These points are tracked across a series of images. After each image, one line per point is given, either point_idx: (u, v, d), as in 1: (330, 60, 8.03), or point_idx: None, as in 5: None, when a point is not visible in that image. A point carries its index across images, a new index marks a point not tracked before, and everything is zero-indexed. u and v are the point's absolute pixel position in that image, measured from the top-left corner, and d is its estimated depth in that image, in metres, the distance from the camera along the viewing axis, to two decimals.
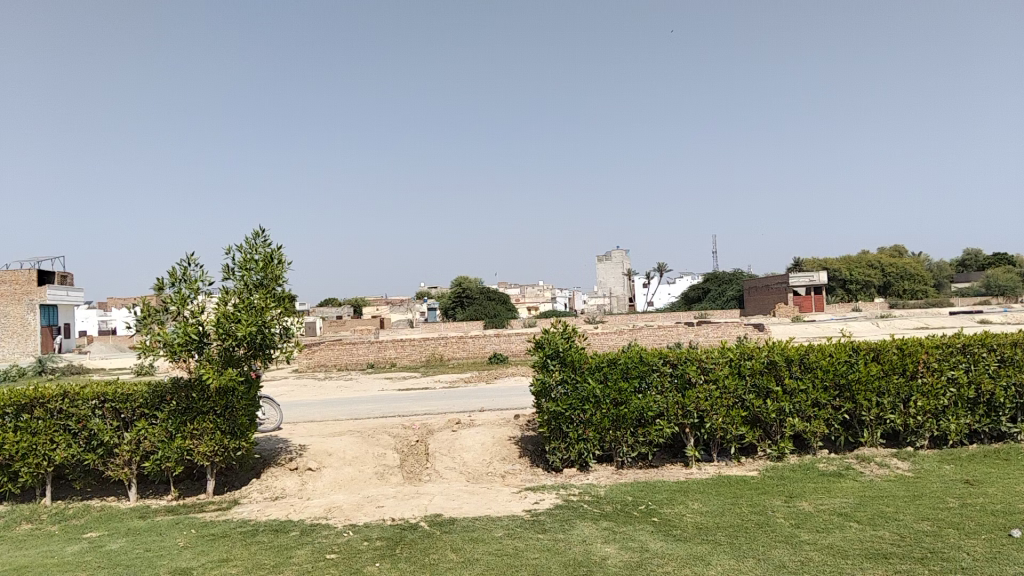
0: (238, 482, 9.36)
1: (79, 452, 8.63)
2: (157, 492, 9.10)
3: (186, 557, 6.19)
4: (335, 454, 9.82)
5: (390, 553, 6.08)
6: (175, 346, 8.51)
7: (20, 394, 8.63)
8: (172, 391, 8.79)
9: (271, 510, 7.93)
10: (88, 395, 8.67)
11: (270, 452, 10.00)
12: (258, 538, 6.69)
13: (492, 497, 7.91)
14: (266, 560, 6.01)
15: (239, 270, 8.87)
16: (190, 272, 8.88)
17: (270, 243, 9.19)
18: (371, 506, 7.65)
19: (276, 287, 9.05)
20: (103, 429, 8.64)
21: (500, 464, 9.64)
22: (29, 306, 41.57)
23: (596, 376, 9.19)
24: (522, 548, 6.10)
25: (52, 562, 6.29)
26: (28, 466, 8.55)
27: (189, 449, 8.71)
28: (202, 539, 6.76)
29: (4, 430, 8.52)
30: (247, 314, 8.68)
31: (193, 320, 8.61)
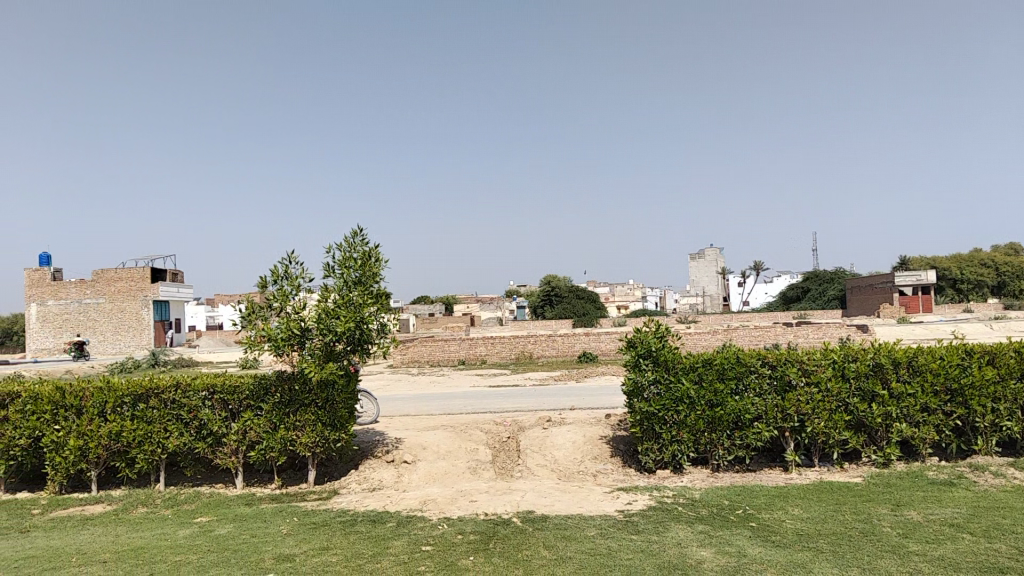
0: (337, 473, 9.65)
1: (190, 440, 9.07)
2: (261, 481, 9.47)
3: (289, 544, 6.42)
4: (429, 447, 9.99)
5: (484, 547, 6.14)
6: (279, 341, 8.84)
7: (136, 384, 9.13)
8: (276, 383, 9.14)
9: (368, 501, 8.12)
10: (198, 386, 9.10)
11: (367, 444, 10.27)
12: (356, 528, 6.87)
13: (584, 496, 7.88)
14: (363, 549, 6.16)
15: (339, 267, 9.13)
16: (292, 269, 9.20)
17: (368, 242, 9.42)
18: (465, 500, 7.74)
19: (374, 284, 9.25)
20: (212, 419, 9.04)
21: (592, 463, 9.59)
22: (144, 303, 43.97)
23: (691, 377, 9.02)
24: (616, 548, 6.04)
25: (166, 544, 6.63)
26: (144, 453, 9.05)
27: (292, 440, 9.03)
28: (304, 527, 6.99)
29: (122, 419, 9.02)
30: (346, 311, 8.93)
31: (295, 316, 8.94)
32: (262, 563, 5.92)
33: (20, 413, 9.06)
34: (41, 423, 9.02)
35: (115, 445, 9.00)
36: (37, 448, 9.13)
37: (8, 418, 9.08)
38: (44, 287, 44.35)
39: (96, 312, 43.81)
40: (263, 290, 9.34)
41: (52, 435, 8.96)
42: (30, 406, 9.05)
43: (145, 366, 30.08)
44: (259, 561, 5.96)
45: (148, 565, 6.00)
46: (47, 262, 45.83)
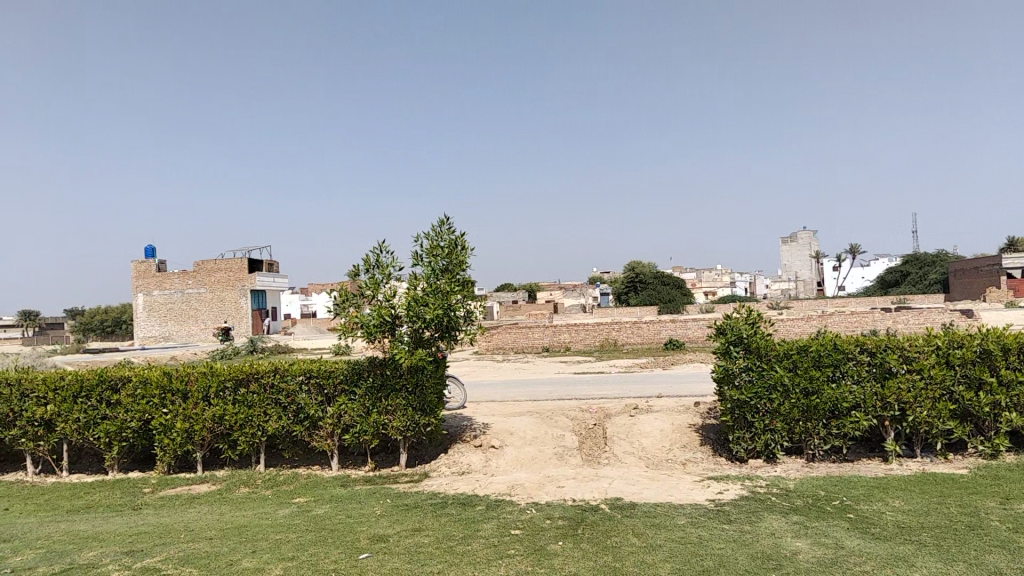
0: (427, 456, 9.85)
1: (288, 423, 9.42)
2: (356, 463, 9.75)
3: (383, 525, 6.60)
4: (516, 433, 10.06)
5: (573, 533, 6.16)
6: (371, 328, 9.08)
7: (237, 369, 9.53)
8: (369, 368, 9.38)
9: (458, 484, 8.27)
10: (295, 371, 9.43)
11: (456, 428, 10.43)
12: (447, 510, 7.00)
13: (673, 484, 7.80)
14: (454, 532, 6.27)
15: (427, 256, 9.29)
16: (382, 258, 9.42)
17: (454, 230, 9.54)
18: (553, 486, 7.78)
19: (461, 272, 9.36)
20: (309, 403, 9.36)
21: (681, 451, 9.47)
22: (242, 292, 45.65)
23: (785, 364, 8.79)
24: (707, 537, 5.96)
25: (267, 523, 6.91)
26: (246, 436, 9.44)
27: (384, 424, 9.26)
28: (398, 508, 7.17)
29: (224, 403, 9.43)
30: (435, 298, 9.08)
31: (387, 304, 9.15)
32: (357, 543, 6.10)
33: (131, 396, 9.59)
34: (150, 406, 9.53)
35: (218, 428, 9.43)
36: (147, 430, 9.65)
37: (120, 401, 9.62)
38: (150, 278, 46.71)
39: (198, 301, 45.87)
40: (356, 278, 9.60)
41: (160, 418, 9.45)
42: (140, 390, 9.56)
43: (246, 352, 31.33)
44: (354, 541, 6.14)
45: (252, 542, 6.27)
46: (152, 254, 48.22)
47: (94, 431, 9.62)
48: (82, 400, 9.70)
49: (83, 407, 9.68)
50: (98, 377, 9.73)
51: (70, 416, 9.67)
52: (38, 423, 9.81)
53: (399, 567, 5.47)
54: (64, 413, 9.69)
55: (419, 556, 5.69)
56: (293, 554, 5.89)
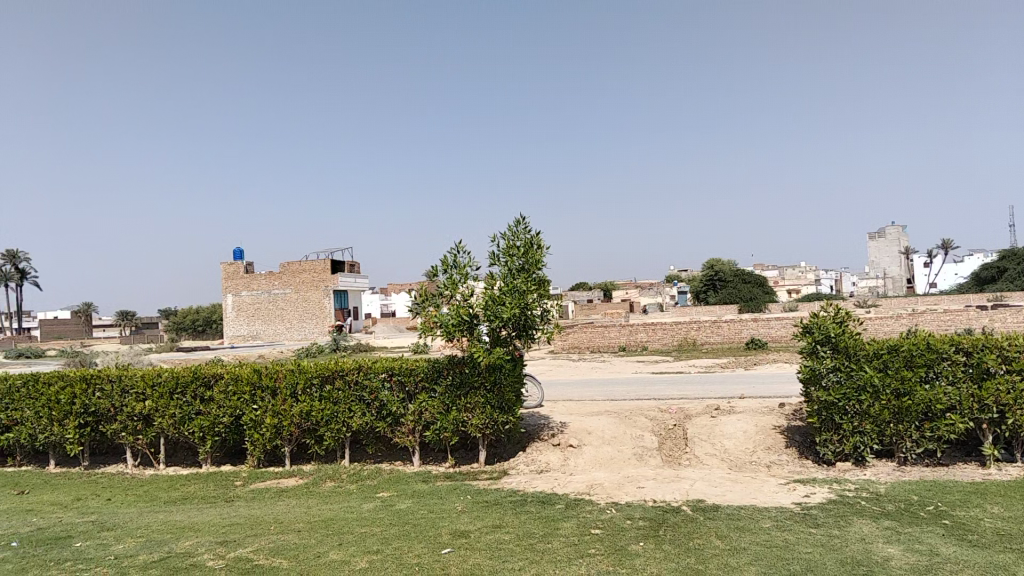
0: (506, 454, 9.92)
1: (371, 419, 9.64)
2: (436, 459, 9.89)
3: (464, 521, 6.68)
4: (594, 433, 10.02)
5: (654, 533, 6.11)
6: (450, 327, 9.21)
7: (323, 367, 9.81)
8: (448, 366, 9.51)
9: (537, 482, 8.31)
10: (378, 368, 9.65)
11: (534, 427, 10.46)
12: (527, 508, 7.04)
13: (757, 487, 7.65)
14: (535, 529, 6.30)
15: (503, 256, 9.35)
16: (460, 258, 9.53)
17: (531, 230, 9.57)
18: (633, 486, 7.73)
19: (537, 271, 9.37)
20: (391, 400, 9.57)
21: (764, 453, 9.26)
22: (325, 292, 46.79)
23: (875, 364, 8.52)
24: (793, 541, 5.81)
25: (352, 516, 7.09)
26: (331, 431, 9.70)
27: (464, 421, 9.36)
28: (478, 505, 7.25)
29: (311, 399, 9.72)
30: (512, 297, 9.13)
31: (465, 303, 9.26)
32: (439, 538, 6.20)
33: (223, 393, 9.98)
34: (241, 402, 9.89)
35: (305, 423, 9.73)
36: (238, 425, 10.03)
37: (213, 397, 10.01)
38: (238, 280, 48.49)
39: (283, 301, 47.33)
40: (435, 278, 9.76)
41: (251, 413, 9.81)
42: (231, 386, 9.94)
43: (331, 350, 32.20)
44: (436, 536, 6.25)
45: (338, 535, 6.45)
46: (240, 256, 49.99)
47: (188, 426, 10.05)
48: (178, 396, 10.14)
49: (178, 402, 10.12)
50: (192, 374, 10.16)
51: (166, 411, 10.13)
52: (138, 418, 10.32)
53: (481, 563, 5.53)
54: (161, 409, 10.17)
55: (500, 552, 5.75)
56: (378, 547, 6.03)
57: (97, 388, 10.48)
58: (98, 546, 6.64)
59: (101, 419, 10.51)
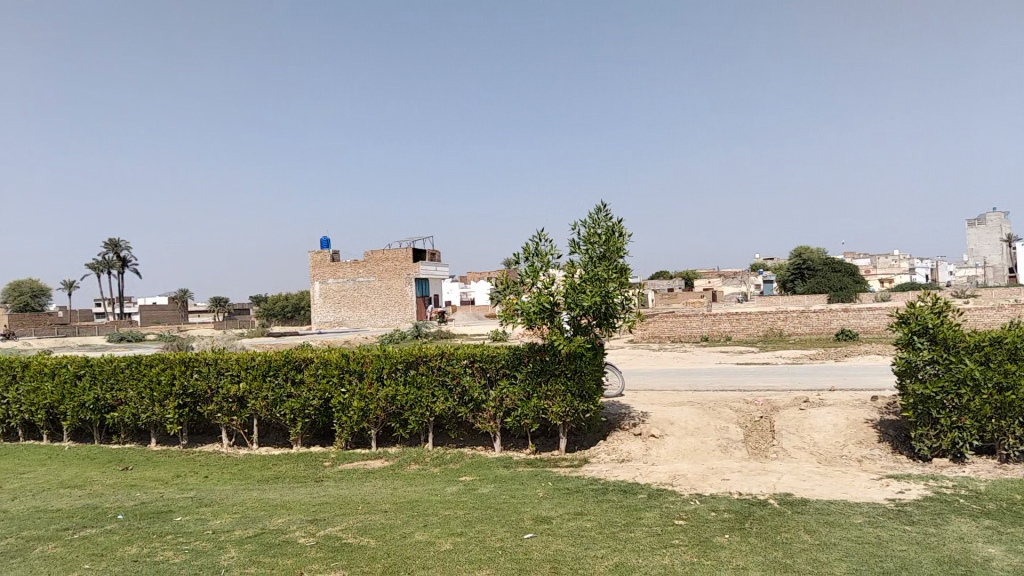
0: (587, 442, 9.93)
1: (454, 404, 9.79)
2: (517, 446, 9.97)
3: (546, 507, 6.72)
4: (677, 424, 9.91)
5: (740, 526, 6.01)
6: (531, 314, 9.26)
7: (407, 352, 10.01)
8: (529, 353, 9.55)
9: (619, 471, 8.28)
10: (460, 354, 9.78)
11: (615, 416, 10.42)
12: (608, 497, 7.03)
13: (848, 482, 7.43)
14: (617, 518, 6.28)
15: (584, 244, 9.31)
16: (541, 246, 9.55)
17: (612, 217, 9.49)
18: (717, 478, 7.61)
19: (619, 259, 9.29)
20: (473, 386, 9.68)
21: (856, 448, 8.96)
22: (407, 279, 47.59)
23: (976, 357, 8.13)
24: (886, 538, 5.63)
25: (436, 499, 7.23)
26: (415, 415, 9.91)
27: (544, 409, 9.39)
28: (560, 492, 7.28)
29: (396, 383, 9.94)
30: (593, 285, 9.09)
31: (546, 291, 9.28)
32: (522, 523, 6.26)
33: (312, 376, 10.31)
34: (330, 385, 10.20)
35: (390, 407, 9.96)
36: (326, 408, 10.35)
37: (303, 380, 10.35)
38: (325, 267, 49.84)
39: (367, 289, 48.42)
40: (517, 266, 9.83)
41: (339, 397, 10.11)
42: (321, 370, 10.26)
43: (414, 337, 32.78)
44: (518, 521, 6.31)
45: (422, 517, 6.59)
46: (326, 245, 51.31)
47: (280, 408, 10.43)
48: (270, 379, 10.53)
49: (271, 385, 10.51)
50: (283, 357, 10.53)
51: (259, 393, 10.53)
52: (232, 399, 10.77)
53: (564, 549, 5.56)
54: (254, 391, 10.58)
55: (582, 539, 5.76)
56: (462, 530, 6.13)
57: (195, 370, 10.97)
58: (196, 521, 6.97)
59: (199, 400, 11.01)
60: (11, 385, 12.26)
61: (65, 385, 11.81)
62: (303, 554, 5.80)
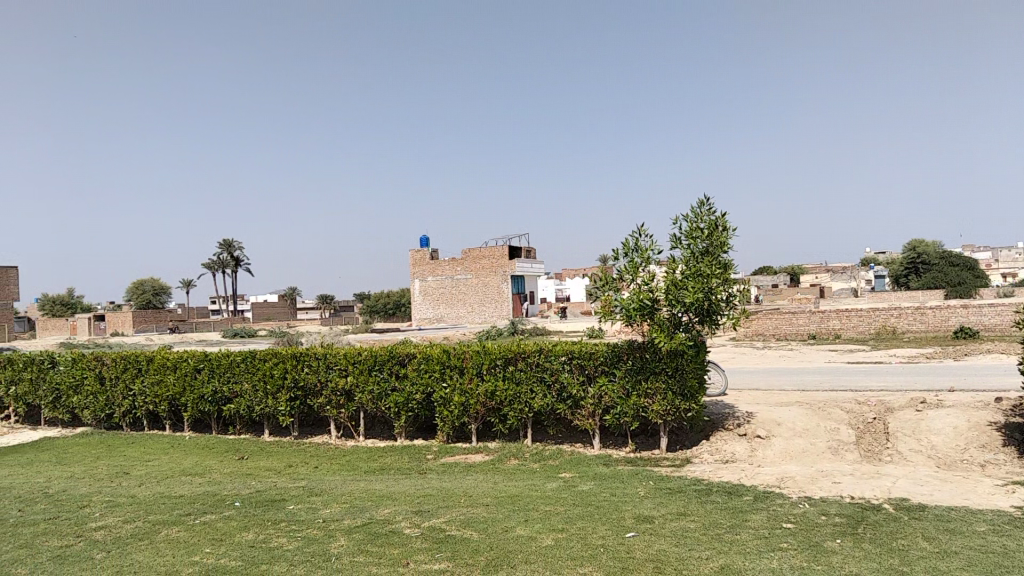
0: (689, 442, 9.77)
1: (553, 401, 9.81)
2: (617, 444, 9.90)
3: (648, 506, 6.64)
4: (784, 424, 9.61)
5: (852, 531, 5.78)
6: (630, 311, 9.18)
7: (506, 348, 10.11)
8: (628, 351, 9.45)
9: (723, 472, 8.11)
10: (558, 351, 9.78)
11: (719, 415, 10.20)
12: (713, 498, 6.89)
13: (969, 488, 7.03)
14: (722, 520, 6.16)
15: (686, 238, 9.16)
16: (641, 242, 9.44)
17: (715, 211, 9.29)
18: (827, 481, 7.35)
19: (722, 255, 9.09)
20: (571, 382, 9.67)
21: (978, 452, 8.47)
22: (504, 276, 47.98)
23: None
24: (1013, 547, 5.30)
25: (537, 494, 7.28)
26: (514, 411, 10.00)
27: (644, 407, 9.28)
28: (662, 491, 7.19)
29: (495, 379, 10.07)
30: (695, 281, 8.91)
31: (645, 287, 9.16)
32: (623, 521, 6.21)
33: (416, 371, 10.56)
34: (432, 380, 10.44)
35: (490, 403, 10.09)
36: (429, 402, 10.57)
37: (407, 375, 10.62)
38: (424, 265, 50.89)
39: (465, 285, 49.12)
40: (616, 262, 9.76)
41: (441, 391, 10.34)
42: (423, 365, 10.50)
43: (513, 334, 33.03)
44: (620, 519, 6.26)
45: (525, 511, 6.64)
46: (425, 243, 52.35)
47: (385, 402, 10.73)
48: (376, 373, 10.85)
49: (377, 379, 10.83)
50: (388, 353, 10.83)
51: (366, 387, 10.87)
52: (340, 393, 11.14)
53: (667, 549, 5.49)
54: (361, 384, 10.92)
55: (686, 540, 5.68)
56: (563, 526, 6.14)
57: (305, 364, 11.40)
58: (308, 509, 7.24)
59: (309, 394, 11.43)
60: (138, 378, 13.04)
61: (186, 378, 12.47)
62: (409, 545, 5.94)
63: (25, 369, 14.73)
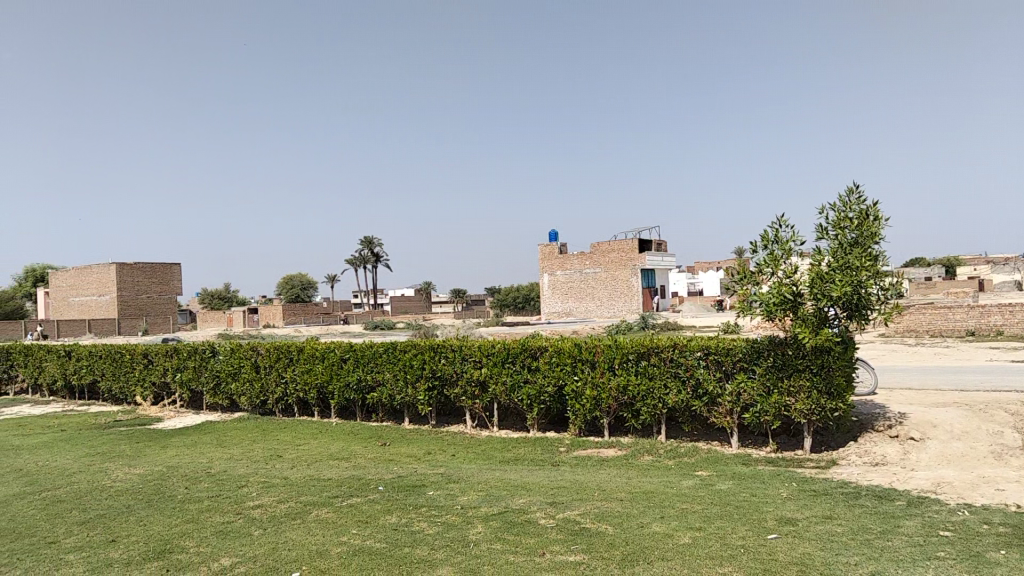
0: (835, 443, 9.37)
1: (688, 398, 9.64)
2: (757, 443, 9.61)
3: (791, 508, 6.43)
4: (941, 426, 9.03)
5: (1019, 542, 5.36)
6: (771, 306, 8.90)
7: (639, 342, 10.03)
8: (769, 347, 9.15)
9: (872, 475, 7.73)
10: (693, 346, 9.60)
11: (868, 416, 9.70)
12: (862, 502, 6.58)
13: None
14: (872, 525, 5.86)
15: (833, 229, 8.81)
16: (782, 234, 9.15)
17: (865, 200, 8.89)
18: (989, 488, 6.85)
19: (873, 246, 8.65)
20: (708, 379, 9.48)
21: None
22: (633, 270, 47.46)
23: None
24: None
25: (673, 491, 7.18)
26: (647, 406, 9.91)
27: (786, 406, 8.96)
28: (806, 493, 6.93)
29: (628, 374, 10.01)
30: (844, 274, 8.52)
31: (787, 281, 8.84)
32: (764, 523, 6.05)
33: (548, 364, 10.67)
34: (564, 373, 10.52)
35: (622, 397, 10.06)
36: (561, 395, 10.66)
37: (539, 368, 10.75)
38: (553, 260, 51.12)
39: (594, 280, 48.96)
40: (755, 255, 9.50)
41: (573, 385, 10.40)
42: (555, 358, 10.60)
43: (644, 328, 32.69)
44: (761, 520, 6.10)
45: (660, 508, 6.58)
46: (555, 238, 52.63)
47: (518, 394, 10.91)
48: (510, 365, 11.04)
49: (510, 371, 11.02)
50: (521, 345, 10.99)
51: (500, 379, 11.09)
52: (475, 384, 11.41)
53: (811, 553, 5.30)
54: (495, 376, 11.15)
55: (832, 544, 5.45)
56: (701, 525, 6.04)
57: (442, 355, 11.77)
58: (446, 495, 7.48)
59: (445, 384, 11.77)
60: (289, 367, 13.85)
61: (332, 367, 13.14)
62: (545, 535, 6.02)
63: (189, 357, 15.96)
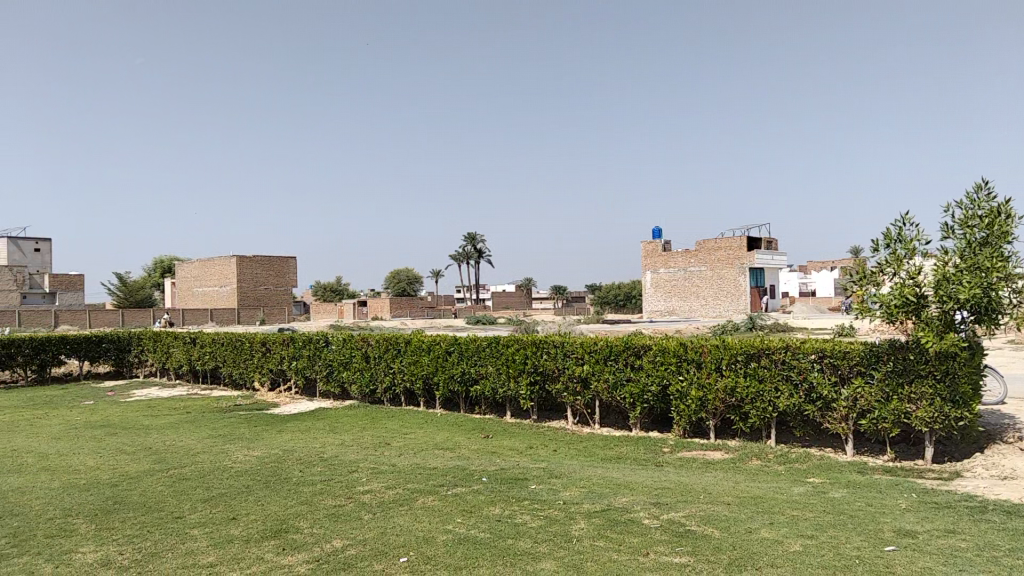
0: (959, 454, 8.88)
1: (800, 402, 9.35)
2: (873, 451, 9.23)
3: (910, 520, 6.15)
4: None
5: None
6: (892, 308, 8.52)
7: (749, 343, 9.80)
8: (889, 351, 8.75)
9: (1000, 489, 7.28)
10: (807, 349, 9.30)
11: (996, 427, 9.15)
12: (988, 517, 6.22)
13: None
14: (999, 542, 5.54)
15: (961, 228, 8.34)
16: (905, 232, 8.74)
17: (996, 197, 8.38)
18: None
19: (1005, 246, 8.13)
20: (822, 383, 9.16)
21: None
22: (740, 270, 46.16)
23: None
24: None
25: (782, 497, 6.99)
26: (757, 410, 9.68)
27: (907, 413, 8.56)
28: (927, 505, 6.61)
29: (737, 376, 9.80)
30: (972, 275, 8.05)
31: (909, 282, 8.43)
32: (881, 534, 5.81)
33: (652, 363, 10.57)
34: (669, 372, 10.40)
35: (730, 399, 9.86)
36: (665, 394, 10.54)
37: (643, 366, 10.67)
38: (656, 257, 50.88)
39: (699, 278, 48.09)
40: (875, 254, 9.11)
41: (678, 385, 10.27)
42: (660, 357, 10.49)
43: (752, 329, 31.78)
44: (877, 531, 5.86)
45: (768, 514, 6.42)
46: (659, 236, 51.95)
47: (620, 391, 10.87)
48: (612, 363, 11.01)
49: (612, 368, 11.00)
50: (625, 343, 10.94)
51: (603, 376, 11.07)
52: (577, 380, 11.43)
53: (932, 568, 5.07)
54: (598, 373, 11.14)
55: (955, 560, 5.19)
56: (812, 533, 5.86)
57: (545, 351, 11.84)
58: (549, 490, 7.54)
59: (548, 379, 11.84)
60: (397, 358, 14.27)
61: (438, 359, 13.43)
62: (649, 535, 5.99)
63: (304, 347, 16.67)
